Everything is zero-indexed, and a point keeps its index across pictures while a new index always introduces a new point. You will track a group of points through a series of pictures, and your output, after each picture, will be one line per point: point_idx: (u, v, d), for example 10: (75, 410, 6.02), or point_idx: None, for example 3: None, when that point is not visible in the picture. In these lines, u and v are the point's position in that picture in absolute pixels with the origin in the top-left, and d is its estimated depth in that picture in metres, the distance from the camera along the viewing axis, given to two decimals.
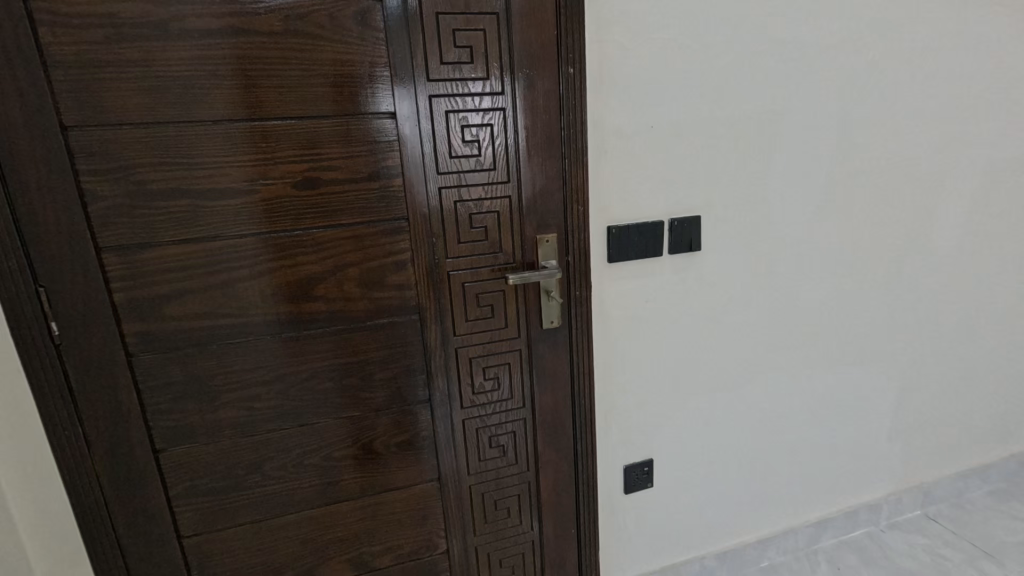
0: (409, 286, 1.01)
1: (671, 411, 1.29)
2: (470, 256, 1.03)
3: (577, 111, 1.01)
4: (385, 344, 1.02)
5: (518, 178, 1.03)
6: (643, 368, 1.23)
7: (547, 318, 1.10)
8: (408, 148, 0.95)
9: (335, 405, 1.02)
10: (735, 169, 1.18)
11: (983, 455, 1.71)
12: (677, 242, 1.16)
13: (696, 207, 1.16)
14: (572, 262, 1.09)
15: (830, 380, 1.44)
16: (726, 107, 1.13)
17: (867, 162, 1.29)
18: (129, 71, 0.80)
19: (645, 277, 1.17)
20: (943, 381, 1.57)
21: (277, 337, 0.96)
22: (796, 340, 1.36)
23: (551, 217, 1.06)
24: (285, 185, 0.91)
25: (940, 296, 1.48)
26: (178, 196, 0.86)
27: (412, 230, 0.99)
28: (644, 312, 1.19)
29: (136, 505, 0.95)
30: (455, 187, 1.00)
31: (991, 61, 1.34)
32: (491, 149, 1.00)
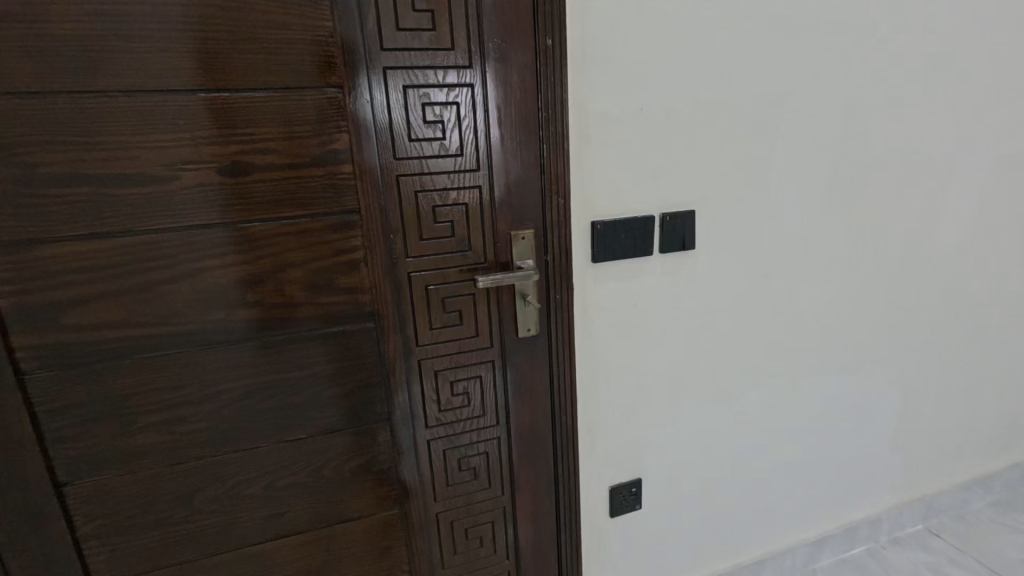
0: (362, 290, 0.88)
1: (662, 426, 1.17)
2: (434, 255, 0.90)
3: (557, 89, 0.89)
4: (337, 357, 0.89)
5: (489, 165, 0.90)
6: (631, 379, 1.11)
7: (524, 324, 0.98)
8: (361, 129, 0.82)
9: (279, 427, 0.89)
10: (732, 160, 1.06)
11: (986, 465, 1.63)
12: (668, 240, 1.05)
13: (689, 201, 1.04)
14: (551, 262, 0.96)
15: (830, 389, 1.34)
16: (725, 90, 1.02)
17: (872, 154, 1.19)
18: (8, 28, 0.66)
19: (633, 279, 1.05)
20: (947, 389, 1.48)
21: (206, 349, 0.82)
22: (796, 346, 1.26)
23: (528, 211, 0.93)
24: (213, 172, 0.77)
25: (945, 299, 1.39)
26: (78, 182, 0.72)
27: (367, 225, 0.85)
28: (632, 318, 1.07)
29: (42, 546, 0.81)
30: (416, 176, 0.86)
31: (1003, 46, 1.24)
32: (458, 131, 0.87)
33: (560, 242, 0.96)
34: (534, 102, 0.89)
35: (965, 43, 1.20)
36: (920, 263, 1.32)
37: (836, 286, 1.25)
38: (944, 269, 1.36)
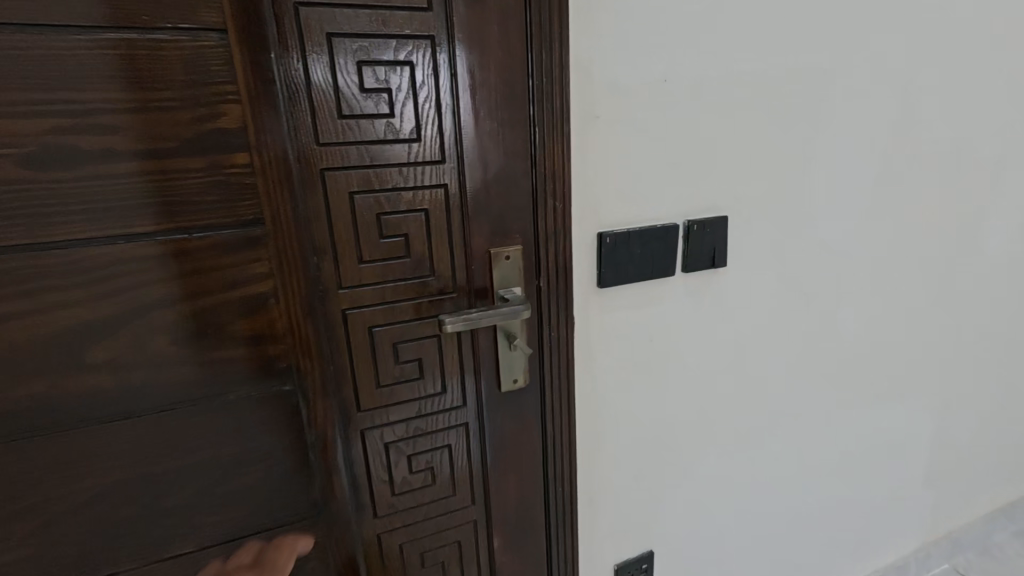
0: (273, 337, 0.60)
1: (680, 485, 0.93)
2: (381, 284, 0.63)
3: (555, 46, 0.63)
4: (241, 435, 0.61)
5: (458, 155, 0.63)
6: (644, 433, 0.86)
7: (510, 373, 0.72)
8: (263, 98, 0.53)
9: (153, 540, 0.60)
10: (774, 152, 0.82)
11: (1013, 492, 1.47)
12: (695, 255, 0.80)
13: (721, 205, 0.80)
14: (544, 288, 0.71)
15: (865, 426, 1.13)
16: (771, 57, 0.78)
17: (931, 145, 0.96)
18: None
19: (649, 307, 0.80)
20: (985, 414, 1.31)
21: (21, 440, 0.53)
22: (834, 377, 1.04)
23: (514, 218, 0.67)
24: (15, 163, 0.48)
25: (992, 315, 1.20)
26: None
27: (278, 243, 0.57)
28: (646, 357, 0.83)
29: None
30: (352, 170, 0.59)
31: None
32: (413, 105, 0.60)
33: (557, 260, 0.70)
34: (523, 64, 0.63)
35: None
36: (971, 273, 1.12)
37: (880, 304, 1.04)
38: (995, 280, 1.16)
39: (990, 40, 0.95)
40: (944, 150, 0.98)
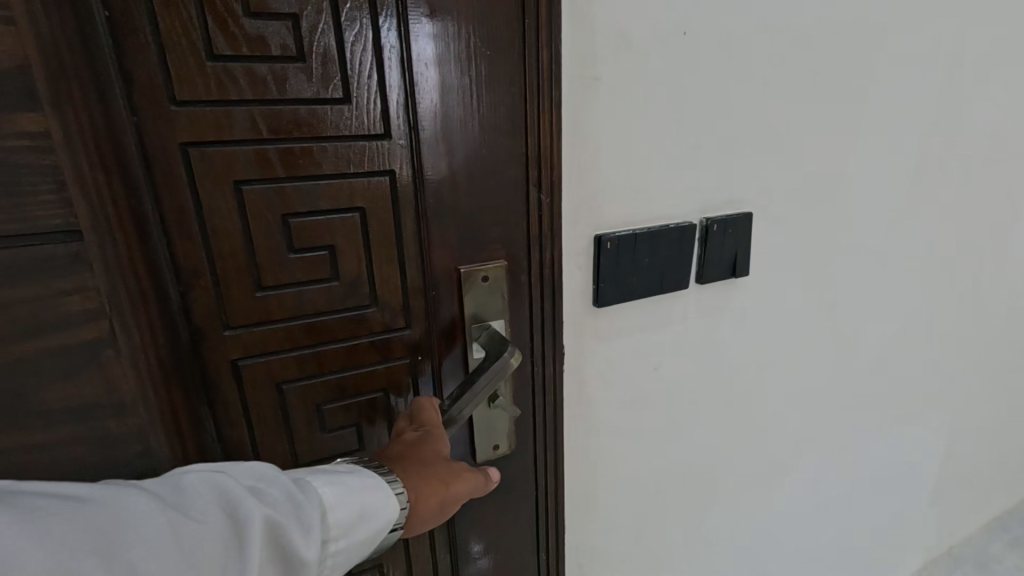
0: (110, 416, 0.37)
1: (687, 537, 0.78)
2: (293, 323, 0.42)
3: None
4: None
5: (412, 127, 0.42)
6: (647, 482, 0.70)
7: (489, 439, 0.56)
8: (72, 26, 0.32)
9: None
10: (811, 134, 0.65)
11: (1013, 498, 1.40)
12: (712, 262, 0.63)
13: (745, 198, 0.63)
14: (529, 315, 0.53)
15: (882, 451, 1.01)
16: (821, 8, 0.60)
17: (976, 132, 0.82)
18: None
19: (655, 329, 0.63)
20: (997, 421, 1.21)
21: None
22: (857, 397, 0.90)
23: (493, 223, 0.48)
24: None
25: (1011, 323, 1.09)
26: None
27: (117, 270, 0.35)
28: (651, 391, 0.66)
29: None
30: (239, 149, 0.37)
31: None
32: (337, 43, 0.38)
33: (545, 278, 0.52)
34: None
35: None
36: (1002, 272, 1.00)
37: (909, 312, 0.90)
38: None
39: None
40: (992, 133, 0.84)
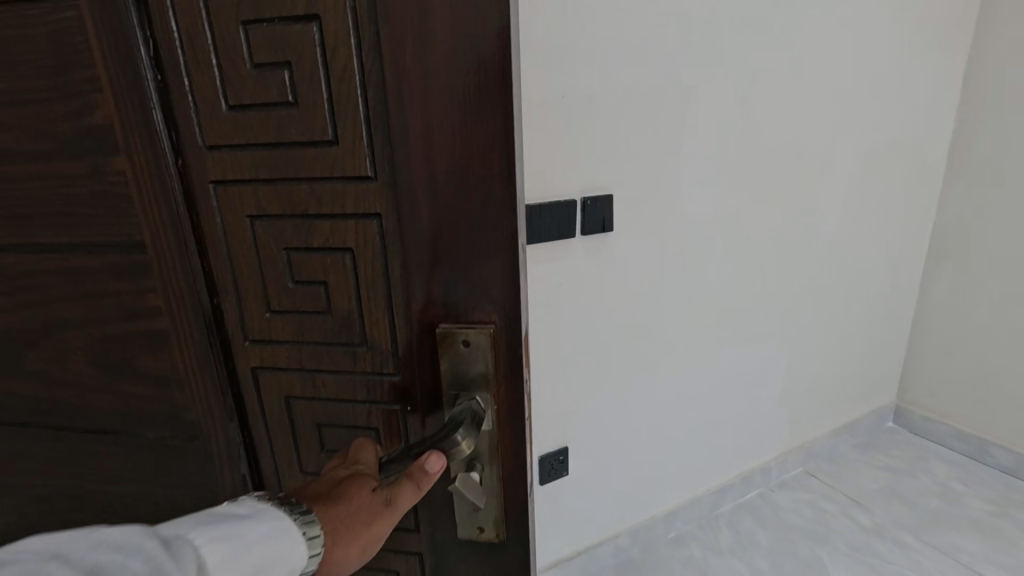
0: None
1: (593, 393, 1.28)
2: (296, 350, 0.52)
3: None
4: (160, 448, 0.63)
5: (398, 196, 0.44)
6: (559, 355, 1.20)
7: (472, 521, 0.52)
8: (131, 93, 0.45)
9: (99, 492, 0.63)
10: (646, 144, 1.15)
11: (857, 413, 1.91)
12: (589, 221, 1.13)
13: (609, 185, 1.14)
14: (508, 392, 0.49)
15: (736, 356, 1.50)
16: (634, 78, 1.09)
17: (773, 146, 1.35)
18: None
19: (556, 260, 1.13)
20: (830, 344, 1.71)
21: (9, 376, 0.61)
22: (714, 315, 1.41)
23: (467, 281, 0.46)
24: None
25: (829, 270, 1.60)
26: None
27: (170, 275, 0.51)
28: (555, 296, 1.15)
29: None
30: (249, 187, 0.47)
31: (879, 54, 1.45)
32: (322, 80, 0.43)
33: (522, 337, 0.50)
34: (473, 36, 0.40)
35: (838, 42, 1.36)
36: (806, 239, 1.51)
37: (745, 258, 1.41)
38: (823, 246, 1.56)
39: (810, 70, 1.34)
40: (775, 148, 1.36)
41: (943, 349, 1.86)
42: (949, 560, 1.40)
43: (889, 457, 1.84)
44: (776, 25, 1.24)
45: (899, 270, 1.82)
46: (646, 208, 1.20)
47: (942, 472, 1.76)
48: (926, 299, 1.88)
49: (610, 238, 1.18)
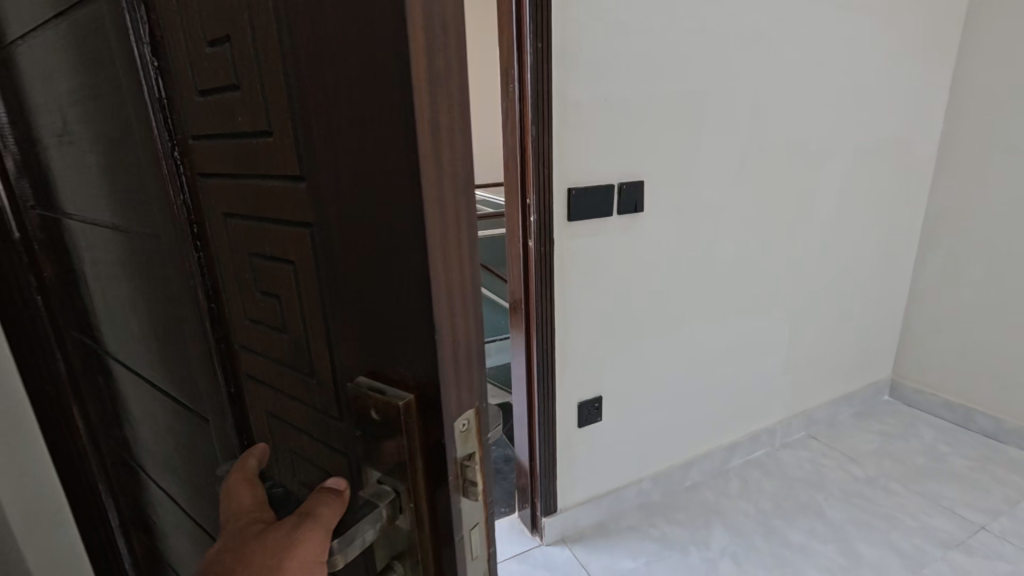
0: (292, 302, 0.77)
1: (624, 351, 1.50)
2: (273, 363, 0.46)
3: (531, 104, 1.16)
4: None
5: (323, 206, 0.34)
6: (596, 316, 1.42)
7: None
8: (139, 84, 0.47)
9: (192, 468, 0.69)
10: (669, 139, 1.37)
11: (857, 383, 2.11)
12: (624, 203, 1.35)
13: (639, 172, 1.35)
14: (439, 484, 0.34)
15: (744, 327, 1.71)
16: (659, 85, 1.31)
17: (777, 141, 1.56)
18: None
19: (596, 235, 1.35)
20: (829, 321, 1.92)
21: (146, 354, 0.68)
22: (728, 288, 1.63)
23: (383, 326, 0.33)
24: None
25: (827, 254, 1.81)
26: (69, 143, 0.64)
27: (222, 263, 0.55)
28: (595, 266, 1.37)
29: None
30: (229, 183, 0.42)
31: (871, 63, 1.67)
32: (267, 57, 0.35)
33: (463, 429, 0.34)
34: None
35: (830, 54, 1.57)
36: (806, 223, 1.72)
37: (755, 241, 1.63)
38: (821, 230, 1.76)
39: (811, 77, 1.56)
40: (778, 144, 1.57)
41: (937, 322, 2.05)
42: (932, 503, 1.61)
43: (884, 423, 2.06)
44: (775, 39, 1.45)
45: (893, 254, 2.01)
46: (670, 193, 1.42)
47: (931, 435, 1.97)
48: (919, 279, 2.08)
49: (641, 215, 1.40)
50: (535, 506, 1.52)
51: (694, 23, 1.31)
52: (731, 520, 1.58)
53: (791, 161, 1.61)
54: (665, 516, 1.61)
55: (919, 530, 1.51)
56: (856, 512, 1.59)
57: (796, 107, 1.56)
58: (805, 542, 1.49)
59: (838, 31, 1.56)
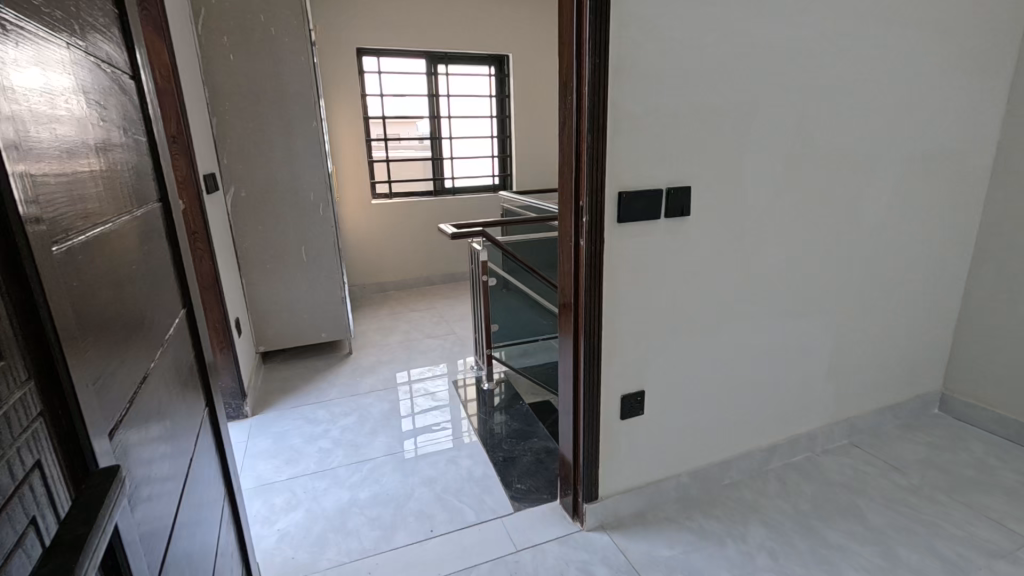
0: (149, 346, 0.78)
1: (665, 349, 1.57)
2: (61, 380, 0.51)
3: (588, 115, 1.26)
4: (135, 417, 0.70)
5: None
6: (640, 312, 1.49)
7: None
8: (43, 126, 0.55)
9: (159, 449, 0.76)
10: (717, 147, 1.44)
11: (903, 394, 2.10)
12: (671, 207, 1.43)
13: (687, 178, 1.43)
14: None
15: (787, 330, 1.75)
16: (708, 96, 1.39)
17: (823, 149, 1.60)
18: (100, 21, 0.78)
19: (644, 236, 1.43)
20: (872, 331, 1.92)
21: (151, 342, 0.79)
22: (771, 291, 1.67)
23: None
24: (110, 154, 0.73)
25: (872, 262, 1.82)
26: (126, 152, 0.81)
27: (49, 232, 0.52)
28: (642, 265, 1.45)
29: (222, 444, 1.15)
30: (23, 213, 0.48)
31: (921, 74, 1.68)
32: None
33: None
34: None
35: (879, 67, 1.60)
36: (852, 230, 1.74)
37: (799, 246, 1.67)
38: (867, 239, 1.78)
39: (860, 87, 1.59)
40: (825, 153, 1.61)
41: (989, 336, 2.02)
42: (978, 514, 1.60)
43: (931, 435, 2.03)
44: (824, 54, 1.50)
45: (944, 265, 1.99)
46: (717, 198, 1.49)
47: (982, 449, 1.94)
48: (971, 291, 2.06)
49: (688, 219, 1.47)
50: (577, 492, 1.61)
51: (744, 39, 1.38)
52: (769, 518, 1.62)
53: (837, 170, 1.64)
54: (703, 511, 1.66)
55: (964, 539, 1.51)
56: (898, 518, 1.60)
57: (842, 118, 1.60)
58: (844, 542, 1.51)
59: (888, 46, 1.59)
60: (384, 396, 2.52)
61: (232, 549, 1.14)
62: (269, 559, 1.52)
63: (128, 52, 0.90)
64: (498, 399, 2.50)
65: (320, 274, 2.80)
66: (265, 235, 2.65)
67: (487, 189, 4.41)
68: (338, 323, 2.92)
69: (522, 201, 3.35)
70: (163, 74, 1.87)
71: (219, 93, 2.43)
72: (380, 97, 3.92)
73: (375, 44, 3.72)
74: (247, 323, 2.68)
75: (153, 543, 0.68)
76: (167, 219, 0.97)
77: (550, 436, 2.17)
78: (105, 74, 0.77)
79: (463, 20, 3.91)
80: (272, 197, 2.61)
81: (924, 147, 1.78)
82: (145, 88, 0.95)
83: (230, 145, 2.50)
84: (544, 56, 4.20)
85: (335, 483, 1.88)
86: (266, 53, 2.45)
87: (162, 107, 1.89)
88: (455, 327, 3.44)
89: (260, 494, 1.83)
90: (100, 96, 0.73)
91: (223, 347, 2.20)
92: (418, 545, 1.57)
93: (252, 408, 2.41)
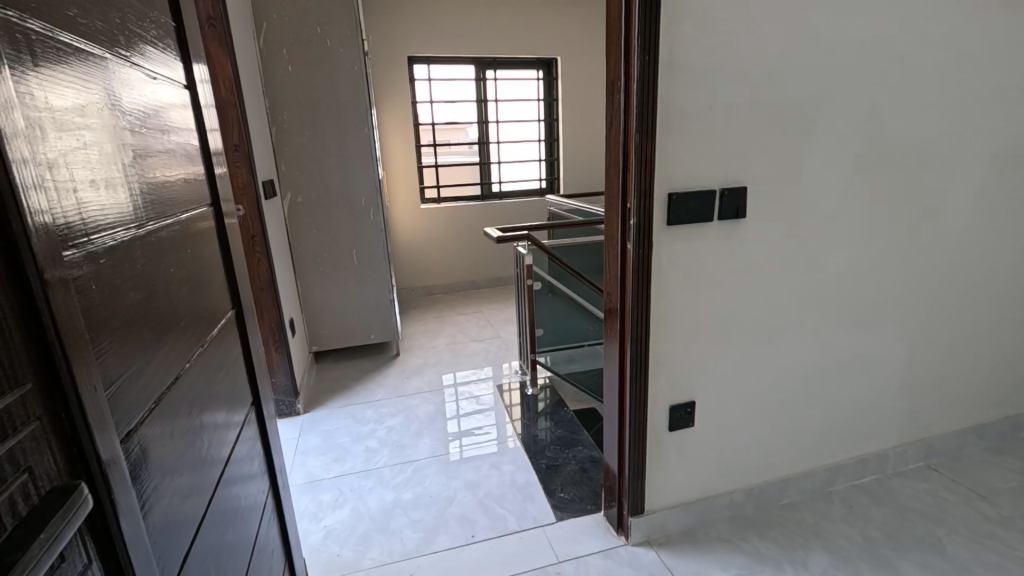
0: (182, 349, 0.81)
1: (717, 357, 1.48)
2: (74, 374, 0.53)
3: (637, 114, 1.22)
4: (160, 414, 0.72)
5: None
6: (690, 318, 1.42)
7: None
8: (72, 130, 0.58)
9: (187, 450, 0.79)
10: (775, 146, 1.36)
11: (990, 414, 1.90)
12: (725, 209, 1.35)
13: (742, 178, 1.35)
14: None
15: (854, 340, 1.62)
16: (766, 91, 1.30)
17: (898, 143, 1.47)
18: (158, 41, 0.85)
19: (695, 239, 1.36)
20: (953, 343, 1.75)
21: (186, 343, 0.83)
22: (836, 299, 1.55)
23: None
24: (150, 161, 0.76)
25: (954, 268, 1.66)
26: (178, 164, 0.87)
27: (61, 234, 0.54)
28: (693, 269, 1.38)
29: (269, 442, 1.19)
30: (45, 220, 0.51)
31: (1015, 59, 1.52)
32: None
33: None
34: None
35: (964, 55, 1.46)
36: (930, 233, 1.59)
37: (868, 251, 1.54)
38: (949, 243, 1.63)
39: (940, 77, 1.45)
40: (899, 148, 1.48)
41: None
42: None
43: None
44: (900, 42, 1.38)
45: None
46: (776, 199, 1.40)
47: None
48: None
49: (743, 221, 1.39)
50: (622, 505, 1.55)
51: (808, 29, 1.29)
52: (833, 544, 1.50)
53: (913, 167, 1.51)
54: (759, 532, 1.57)
55: None
56: (984, 553, 1.44)
57: (920, 111, 1.47)
58: None
59: (975, 30, 1.45)
60: (429, 399, 2.55)
61: (275, 544, 1.18)
62: (316, 556, 1.56)
63: (183, 64, 0.95)
64: (542, 405, 2.47)
65: (370, 277, 2.87)
66: (318, 240, 2.74)
67: (534, 193, 4.40)
68: (386, 325, 2.99)
69: (569, 206, 3.31)
70: (227, 87, 1.98)
71: (279, 104, 2.55)
72: (430, 103, 3.99)
73: (426, 52, 3.80)
74: (300, 324, 2.78)
75: (167, 548, 0.69)
76: (220, 226, 1.02)
77: (595, 445, 2.11)
78: (153, 85, 0.81)
79: (512, 25, 3.93)
80: (325, 202, 2.70)
81: (1018, 140, 1.61)
82: (201, 100, 1.00)
83: (287, 152, 2.61)
84: (594, 58, 4.14)
85: (380, 483, 1.90)
86: (323, 64, 2.55)
87: (224, 117, 1.99)
88: (500, 332, 3.44)
89: (309, 490, 1.88)
90: (145, 107, 0.77)
91: (278, 347, 2.29)
92: (459, 551, 1.56)
93: (304, 406, 2.49)
